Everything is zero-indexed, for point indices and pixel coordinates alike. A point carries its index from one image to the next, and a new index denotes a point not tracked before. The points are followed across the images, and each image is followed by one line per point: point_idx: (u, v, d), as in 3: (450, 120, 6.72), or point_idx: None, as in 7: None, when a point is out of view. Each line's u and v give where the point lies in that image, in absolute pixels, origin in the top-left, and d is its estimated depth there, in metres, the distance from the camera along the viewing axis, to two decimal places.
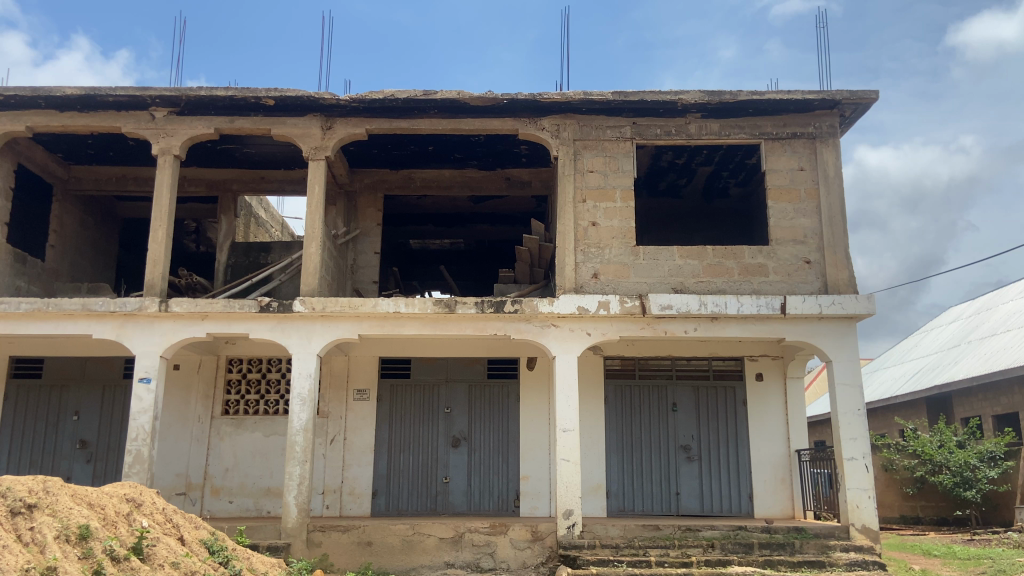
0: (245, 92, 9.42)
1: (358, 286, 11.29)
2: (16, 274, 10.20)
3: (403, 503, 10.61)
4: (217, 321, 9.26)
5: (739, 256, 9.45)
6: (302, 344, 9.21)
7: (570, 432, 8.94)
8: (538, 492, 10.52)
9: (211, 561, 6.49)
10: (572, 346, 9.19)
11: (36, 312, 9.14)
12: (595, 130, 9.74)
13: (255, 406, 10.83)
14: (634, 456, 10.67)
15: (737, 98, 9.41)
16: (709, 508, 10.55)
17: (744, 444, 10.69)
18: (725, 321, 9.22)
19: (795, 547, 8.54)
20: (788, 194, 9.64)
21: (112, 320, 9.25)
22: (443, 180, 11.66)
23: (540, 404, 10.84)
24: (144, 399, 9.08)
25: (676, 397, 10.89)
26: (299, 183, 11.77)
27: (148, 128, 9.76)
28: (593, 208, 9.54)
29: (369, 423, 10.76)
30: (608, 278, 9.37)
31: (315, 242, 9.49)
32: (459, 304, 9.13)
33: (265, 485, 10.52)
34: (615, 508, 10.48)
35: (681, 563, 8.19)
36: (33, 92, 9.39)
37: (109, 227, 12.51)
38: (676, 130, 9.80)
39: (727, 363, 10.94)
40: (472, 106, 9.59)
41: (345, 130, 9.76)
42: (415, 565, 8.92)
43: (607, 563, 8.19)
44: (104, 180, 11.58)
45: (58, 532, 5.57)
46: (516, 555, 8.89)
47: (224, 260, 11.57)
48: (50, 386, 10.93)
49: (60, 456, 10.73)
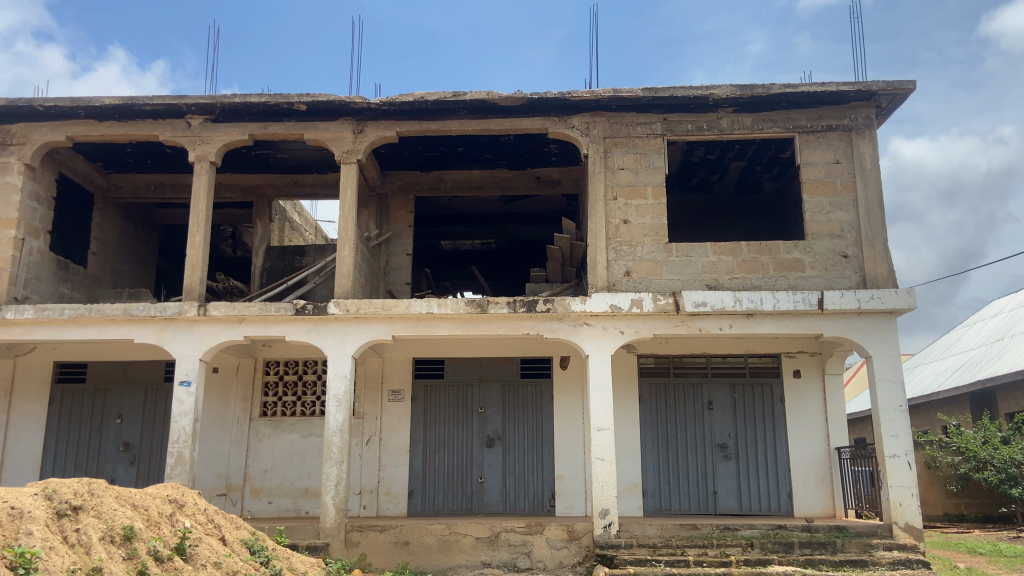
0: (278, 98, 9.52)
1: (391, 287, 11.39)
2: (59, 281, 10.49)
3: (439, 503, 10.65)
4: (254, 324, 9.38)
5: (774, 251, 9.34)
6: (337, 345, 9.30)
7: (606, 431, 8.90)
8: (573, 492, 10.50)
9: (252, 561, 6.57)
10: (606, 345, 9.15)
11: (79, 318, 9.34)
12: (625, 127, 9.68)
13: (292, 407, 10.96)
14: (670, 454, 10.60)
15: (770, 92, 9.26)
16: (748, 506, 10.43)
17: (783, 442, 10.56)
18: (761, 317, 9.10)
19: (837, 546, 8.42)
20: (825, 187, 9.49)
21: (153, 325, 9.42)
22: (473, 180, 11.69)
23: (574, 403, 10.81)
24: (185, 402, 9.24)
25: (712, 395, 10.79)
26: (331, 187, 11.88)
27: (184, 136, 9.92)
28: (625, 206, 9.49)
29: (404, 423, 10.84)
30: (641, 275, 9.32)
31: (349, 245, 9.58)
32: (492, 304, 9.14)
33: (304, 485, 10.65)
34: (651, 507, 10.41)
35: (720, 563, 8.13)
36: (72, 103, 9.58)
37: (147, 234, 12.78)
38: (708, 125, 9.71)
39: (764, 360, 10.81)
40: (501, 106, 9.58)
41: (376, 133, 9.82)
42: (452, 565, 8.95)
43: (645, 563, 8.14)
44: (142, 187, 11.82)
45: (103, 532, 5.68)
46: (553, 555, 8.88)
47: (260, 264, 11.75)
48: (94, 390, 11.18)
49: (104, 459, 10.97)
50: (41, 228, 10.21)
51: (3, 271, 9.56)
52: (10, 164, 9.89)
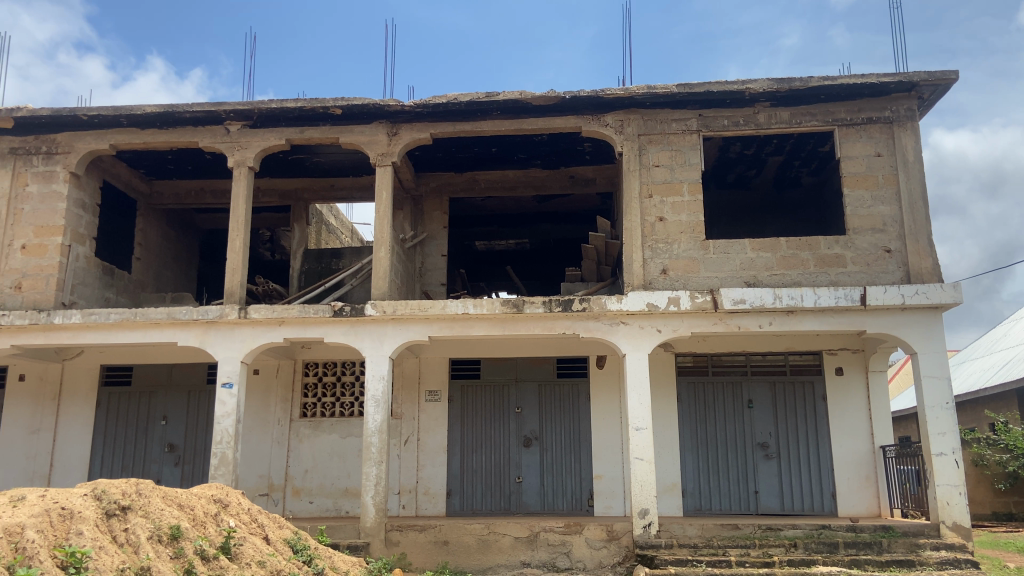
0: (314, 102, 9.63)
1: (427, 288, 11.48)
2: (105, 286, 10.76)
3: (477, 503, 10.68)
4: (293, 327, 9.50)
5: (814, 246, 9.21)
6: (375, 347, 9.37)
7: (644, 430, 8.85)
8: (612, 492, 10.45)
9: (296, 560, 6.64)
10: (643, 344, 9.09)
11: (124, 321, 9.54)
12: (660, 124, 9.61)
13: (331, 408, 11.08)
14: (710, 454, 10.49)
15: (808, 85, 9.13)
16: (790, 506, 10.28)
17: (825, 441, 10.39)
18: (802, 314, 8.96)
19: (883, 546, 8.27)
20: (866, 181, 9.32)
21: (195, 328, 9.59)
22: (507, 180, 11.71)
23: (611, 403, 10.76)
24: (227, 403, 9.39)
25: (752, 394, 10.65)
26: (367, 190, 11.99)
27: (223, 142, 10.09)
28: (661, 203, 9.42)
29: (441, 423, 10.89)
30: (678, 273, 9.24)
31: (385, 246, 9.65)
32: (528, 304, 9.13)
33: (344, 485, 10.77)
34: (691, 507, 10.31)
35: (763, 563, 8.03)
36: (115, 111, 9.79)
37: (188, 239, 13.03)
38: (745, 120, 9.59)
39: (805, 358, 10.66)
40: (534, 105, 9.57)
41: (410, 135, 9.88)
42: (491, 565, 8.97)
43: (687, 564, 8.07)
44: (184, 194, 12.02)
45: (151, 532, 5.79)
46: (592, 555, 8.85)
47: (298, 267, 11.92)
48: (139, 392, 11.42)
49: (150, 459, 11.21)
50: (87, 235, 10.48)
51: (51, 277, 9.82)
52: (56, 172, 10.14)
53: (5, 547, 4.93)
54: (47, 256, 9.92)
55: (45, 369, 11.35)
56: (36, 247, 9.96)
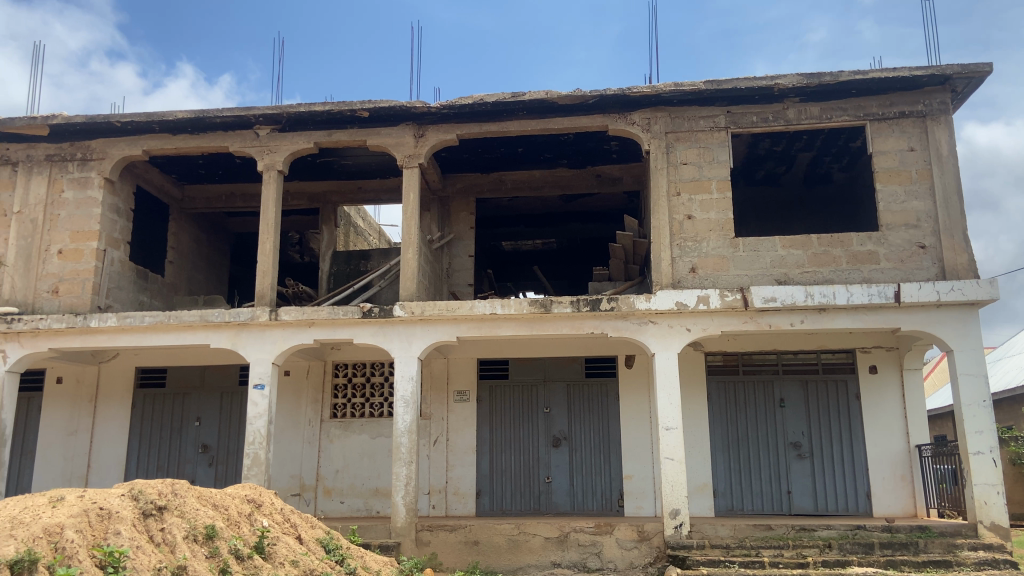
0: (341, 105, 9.70)
1: (454, 289, 11.53)
2: (139, 289, 10.96)
3: (507, 503, 10.69)
4: (323, 328, 9.58)
5: (847, 243, 9.08)
6: (404, 348, 9.42)
7: (674, 430, 8.79)
8: (642, 492, 10.40)
9: (328, 559, 6.68)
10: (672, 343, 9.02)
11: (158, 324, 9.69)
12: (687, 121, 9.54)
13: (361, 408, 11.16)
14: (741, 454, 10.39)
15: (838, 79, 9.00)
16: (824, 507, 10.15)
17: (859, 440, 10.24)
18: (835, 311, 8.84)
19: (919, 546, 8.14)
20: (899, 176, 9.17)
21: (227, 331, 9.71)
22: (534, 181, 11.71)
23: (640, 403, 10.70)
24: (259, 404, 9.49)
25: (784, 393, 10.53)
26: (394, 191, 12.06)
27: (253, 146, 10.21)
28: (689, 201, 9.35)
29: (470, 424, 10.90)
30: (707, 271, 9.17)
31: (413, 248, 9.70)
32: (555, 304, 9.10)
33: (375, 485, 10.85)
34: (723, 507, 10.24)
35: (797, 564, 7.94)
36: (147, 117, 9.94)
37: (219, 243, 13.21)
38: (774, 116, 9.48)
39: (838, 356, 10.52)
40: (560, 105, 9.55)
41: (436, 136, 9.92)
42: (522, 565, 8.97)
43: (719, 564, 8.00)
44: (215, 198, 12.22)
45: (187, 531, 5.87)
46: (623, 555, 8.81)
47: (326, 269, 12.02)
48: (172, 394, 11.59)
49: (184, 460, 11.38)
50: (121, 239, 10.66)
51: (87, 281, 10.01)
52: (91, 178, 10.33)
53: (45, 546, 5.03)
54: (83, 260, 10.11)
55: (81, 371, 11.57)
56: (72, 252, 10.16)
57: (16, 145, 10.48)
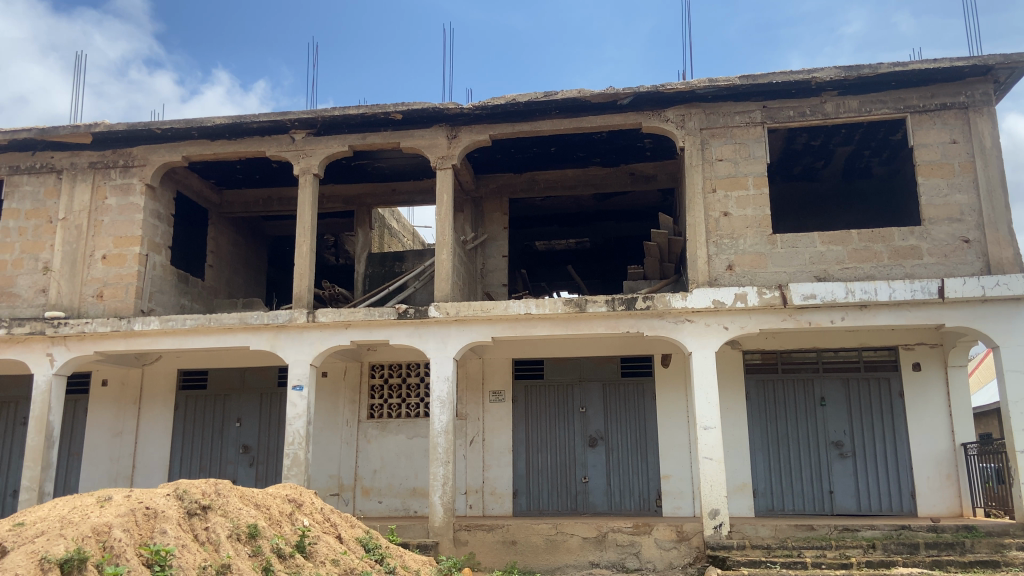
0: (375, 108, 9.78)
1: (488, 289, 11.57)
2: (180, 293, 11.19)
3: (544, 503, 10.69)
4: (360, 329, 9.67)
5: (888, 238, 8.91)
6: (439, 348, 9.46)
7: (712, 429, 8.70)
8: (680, 492, 10.32)
9: (368, 559, 6.72)
10: (710, 342, 8.93)
11: (199, 327, 9.84)
12: (723, 117, 9.44)
13: (397, 409, 11.24)
14: (781, 453, 10.25)
15: (877, 72, 8.84)
16: (866, 507, 9.97)
17: (903, 438, 10.04)
18: (876, 308, 8.67)
19: (966, 546, 7.96)
20: (941, 169, 8.97)
21: (266, 333, 9.84)
22: (567, 180, 11.69)
23: (677, 402, 10.61)
24: (298, 405, 9.61)
25: (824, 391, 10.37)
26: (428, 193, 12.12)
27: (289, 150, 10.33)
28: (725, 198, 9.25)
29: (506, 424, 10.92)
30: (744, 269, 9.07)
31: (447, 249, 9.74)
32: (591, 303, 9.07)
33: (412, 485, 10.92)
34: (763, 507, 10.11)
35: (840, 564, 7.81)
36: (186, 124, 10.12)
37: (257, 246, 13.41)
38: (812, 110, 9.33)
39: (880, 354, 10.32)
40: (593, 103, 9.50)
41: (469, 137, 9.95)
42: (560, 565, 8.95)
43: (760, 564, 7.89)
44: (252, 202, 12.40)
45: (230, 531, 5.96)
46: (662, 555, 8.75)
47: (362, 270, 12.14)
48: (214, 396, 11.79)
49: (226, 460, 11.57)
50: (162, 244, 10.88)
51: (130, 285, 10.23)
52: (133, 185, 10.56)
53: (94, 545, 5.15)
54: (126, 265, 10.34)
55: (125, 374, 11.82)
56: (116, 257, 10.39)
57: (61, 154, 10.74)
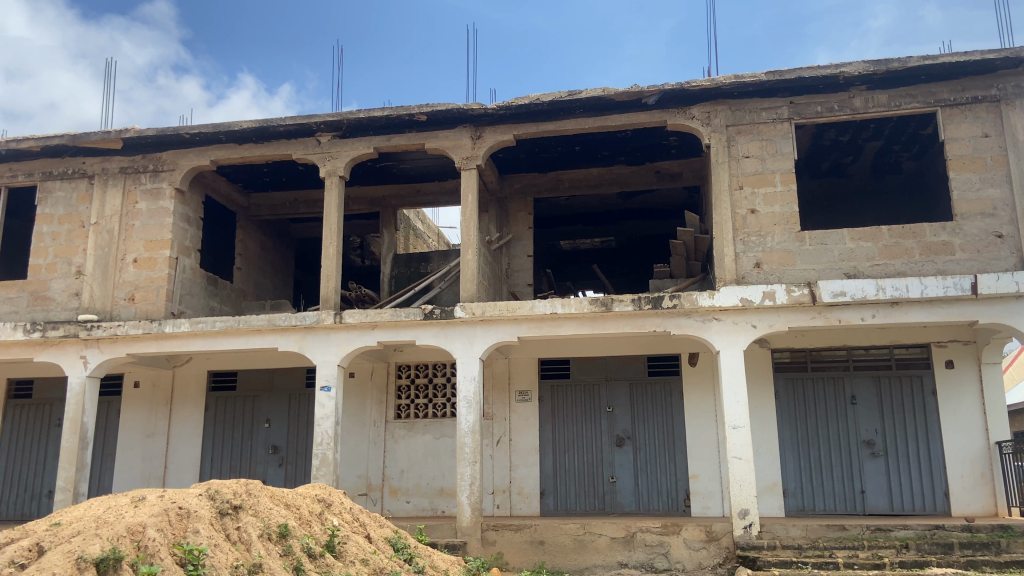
0: (400, 110, 9.82)
1: (514, 289, 11.57)
2: (209, 295, 11.33)
3: (571, 503, 10.66)
4: (386, 330, 9.73)
5: (920, 234, 8.77)
6: (466, 349, 9.47)
7: (741, 429, 8.63)
8: (709, 492, 10.24)
9: (397, 558, 6.76)
10: (738, 340, 8.85)
11: (229, 329, 9.95)
12: (749, 114, 9.35)
13: (424, 409, 11.28)
14: (811, 452, 10.14)
15: (906, 66, 8.70)
16: (899, 507, 9.82)
17: (936, 437, 9.88)
18: (908, 305, 8.54)
19: (1002, 546, 7.82)
20: (973, 163, 8.82)
21: (294, 334, 9.92)
22: (592, 179, 11.66)
23: (705, 402, 10.53)
24: (326, 406, 9.68)
25: (855, 389, 10.23)
26: (453, 194, 12.16)
27: (315, 153, 10.41)
28: (752, 195, 9.17)
29: (533, 424, 10.92)
30: (772, 266, 8.98)
31: (472, 249, 9.75)
32: (617, 302, 9.03)
33: (440, 485, 10.96)
34: (794, 507, 10.00)
35: (873, 565, 7.70)
36: (214, 128, 10.23)
37: (284, 248, 13.53)
38: (840, 105, 9.21)
39: (911, 351, 10.16)
40: (617, 102, 9.46)
41: (493, 138, 9.96)
42: (588, 565, 8.92)
43: (791, 564, 7.81)
44: (279, 205, 12.52)
45: (261, 530, 6.02)
46: (691, 556, 8.69)
47: (388, 272, 12.20)
48: (244, 397, 11.92)
49: (256, 460, 11.70)
50: (191, 247, 11.02)
51: (161, 288, 10.39)
52: (163, 189, 10.71)
53: (129, 544, 5.23)
54: (157, 268, 10.49)
55: (157, 375, 12.00)
56: (146, 260, 10.55)
57: (92, 159, 10.93)
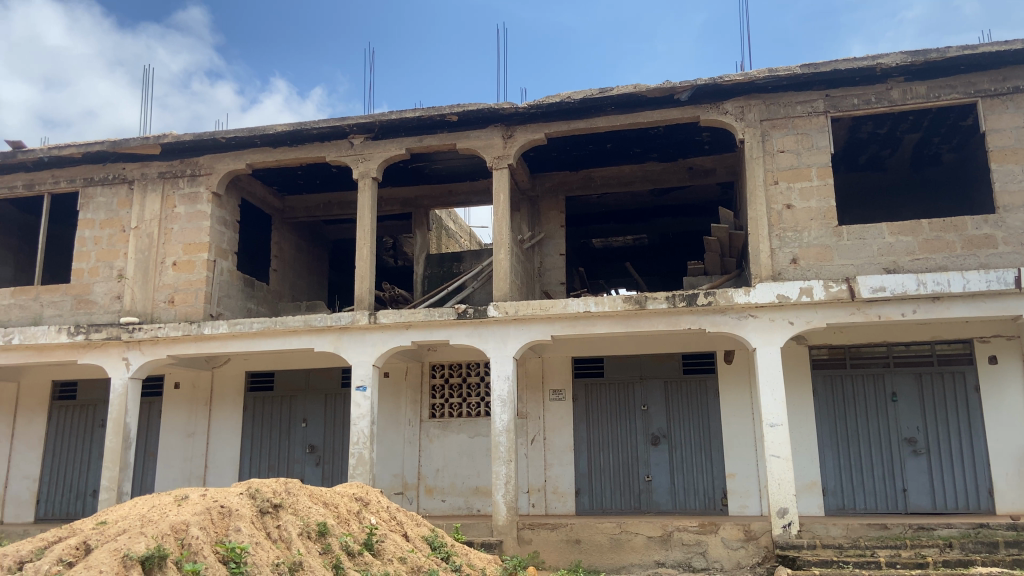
0: (431, 111, 9.86)
1: (547, 288, 11.56)
2: (246, 297, 11.50)
3: (607, 502, 10.63)
4: (420, 330, 9.78)
5: (961, 227, 8.59)
6: (499, 348, 9.48)
7: (779, 427, 8.52)
8: (746, 491, 10.15)
9: (434, 556, 6.80)
10: (775, 337, 8.73)
11: (266, 330, 10.08)
12: (784, 108, 9.23)
13: (458, 408, 11.33)
14: (851, 450, 9.98)
15: (945, 56, 8.53)
16: (942, 505, 9.61)
17: (979, 434, 9.66)
18: (949, 300, 8.36)
19: None
20: (1015, 154, 8.62)
21: (330, 335, 10.02)
22: (624, 176, 11.60)
23: (742, 400, 10.42)
24: (362, 405, 9.77)
25: (896, 386, 10.04)
26: (484, 193, 12.19)
27: (348, 155, 10.51)
28: (787, 189, 9.05)
29: (567, 423, 10.91)
30: (809, 262, 8.85)
31: (505, 248, 9.77)
32: (651, 300, 8.96)
33: (474, 484, 11.00)
34: (833, 506, 9.86)
35: (916, 564, 7.57)
36: (249, 132, 10.38)
37: (318, 250, 13.68)
38: (877, 98, 9.04)
39: (954, 347, 9.93)
40: (649, 98, 9.39)
41: (524, 137, 9.96)
42: (625, 564, 8.90)
43: (832, 564, 7.69)
44: (313, 207, 12.66)
45: (301, 529, 6.09)
46: (729, 555, 8.60)
47: (421, 272, 12.28)
48: (281, 397, 12.08)
49: (294, 460, 11.85)
50: (228, 250, 11.20)
51: (200, 291, 10.57)
52: (200, 193, 10.89)
53: (173, 543, 5.32)
54: (195, 271, 10.68)
55: (196, 376, 12.21)
56: (185, 263, 10.74)
57: (132, 165, 11.15)
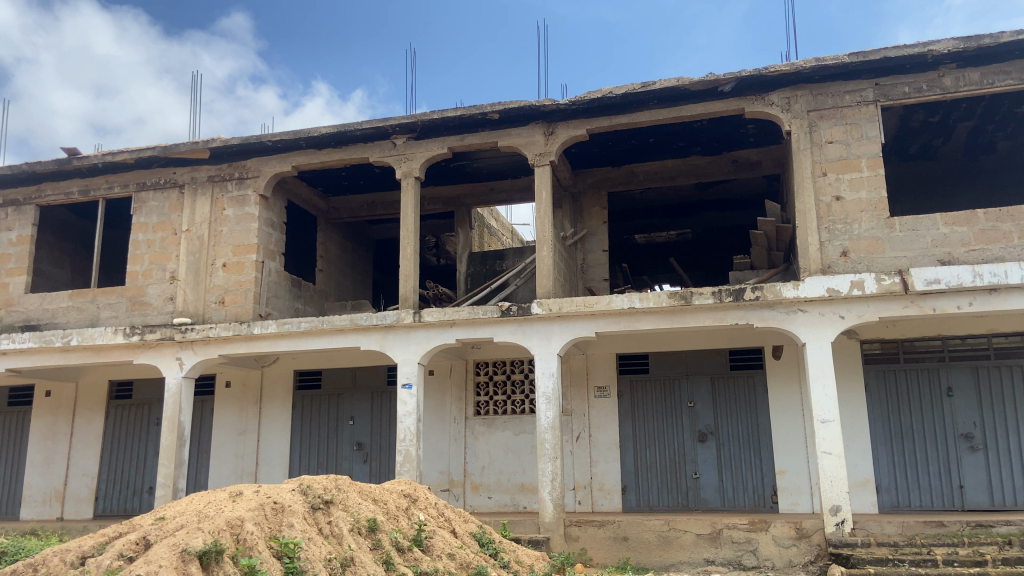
0: (472, 109, 9.89)
1: (590, 284, 11.51)
2: (293, 297, 11.70)
3: (654, 499, 10.55)
4: (464, 328, 9.81)
5: (1018, 217, 8.35)
6: (543, 345, 9.48)
7: (831, 423, 8.36)
8: (797, 488, 10.00)
9: (483, 552, 6.83)
10: (825, 332, 8.57)
11: (313, 329, 10.24)
12: (832, 98, 9.03)
13: (503, 405, 11.36)
14: (905, 446, 9.74)
15: (999, 41, 8.27)
16: (1001, 502, 9.35)
17: None
18: (1007, 292, 8.11)
19: None
20: None
21: (375, 333, 10.13)
22: (666, 171, 11.50)
23: (790, 395, 10.27)
24: (408, 403, 9.86)
25: (951, 380, 9.77)
26: (526, 191, 12.20)
27: (391, 155, 10.60)
28: (836, 181, 8.87)
29: (612, 420, 10.85)
30: (860, 254, 8.67)
31: (548, 245, 9.76)
32: (696, 295, 8.86)
33: (520, 481, 11.02)
34: (888, 504, 9.63)
35: (974, 563, 7.37)
36: (294, 135, 10.55)
37: (362, 250, 13.84)
38: (929, 85, 8.80)
39: (1011, 340, 9.67)
40: (692, 91, 9.29)
41: (566, 133, 9.93)
42: (674, 562, 8.84)
43: (887, 563, 7.53)
44: (358, 207, 12.81)
45: (352, 525, 6.18)
46: (781, 553, 8.47)
47: (464, 270, 12.34)
48: (328, 395, 12.25)
49: (342, 457, 12.01)
50: (276, 251, 11.40)
51: (249, 291, 10.79)
52: (248, 196, 11.10)
53: (229, 537, 5.44)
54: (245, 272, 10.90)
55: (246, 375, 12.46)
56: (235, 265, 10.96)
57: (182, 169, 11.42)
